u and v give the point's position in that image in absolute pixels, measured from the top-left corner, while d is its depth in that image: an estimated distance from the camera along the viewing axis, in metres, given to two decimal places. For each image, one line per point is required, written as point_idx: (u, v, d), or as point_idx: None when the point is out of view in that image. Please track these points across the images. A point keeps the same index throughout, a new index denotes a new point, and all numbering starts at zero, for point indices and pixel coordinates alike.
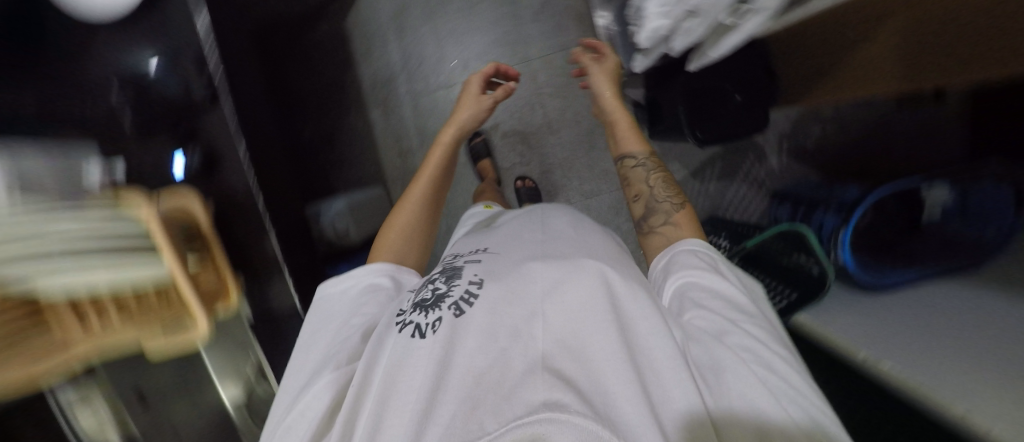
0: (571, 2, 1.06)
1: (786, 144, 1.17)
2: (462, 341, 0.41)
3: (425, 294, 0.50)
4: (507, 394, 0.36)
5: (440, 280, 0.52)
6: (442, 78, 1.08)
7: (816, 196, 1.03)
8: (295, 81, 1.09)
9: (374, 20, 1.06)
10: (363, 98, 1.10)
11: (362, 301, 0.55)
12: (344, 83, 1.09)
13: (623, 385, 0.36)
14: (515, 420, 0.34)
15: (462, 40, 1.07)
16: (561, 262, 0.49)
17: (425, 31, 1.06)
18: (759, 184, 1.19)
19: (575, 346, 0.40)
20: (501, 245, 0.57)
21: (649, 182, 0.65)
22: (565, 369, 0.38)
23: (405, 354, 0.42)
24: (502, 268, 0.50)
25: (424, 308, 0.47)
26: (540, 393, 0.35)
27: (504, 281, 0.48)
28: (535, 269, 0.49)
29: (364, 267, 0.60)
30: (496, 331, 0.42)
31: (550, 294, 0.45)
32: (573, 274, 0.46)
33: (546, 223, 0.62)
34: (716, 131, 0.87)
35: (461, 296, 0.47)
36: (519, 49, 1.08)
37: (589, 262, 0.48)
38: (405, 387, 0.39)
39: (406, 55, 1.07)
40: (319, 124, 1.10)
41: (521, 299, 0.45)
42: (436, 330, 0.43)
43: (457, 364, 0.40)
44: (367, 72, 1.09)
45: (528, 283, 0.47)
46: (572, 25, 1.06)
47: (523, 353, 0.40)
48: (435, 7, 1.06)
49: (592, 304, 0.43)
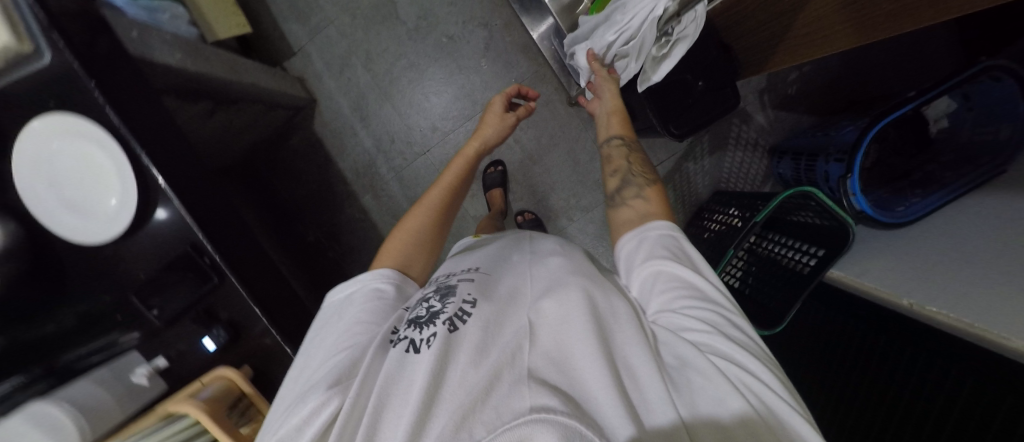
0: (514, 36, 1.05)
1: (768, 97, 1.13)
2: (454, 360, 0.41)
3: (420, 311, 0.50)
4: (496, 407, 0.34)
5: (434, 298, 0.52)
6: (416, 147, 1.10)
7: (815, 143, 0.99)
8: (284, 195, 1.14)
9: (338, 116, 1.10)
10: (350, 190, 1.14)
11: (360, 308, 0.54)
12: (327, 182, 1.13)
13: (606, 384, 0.35)
14: (507, 427, 0.32)
15: (422, 106, 1.09)
16: (555, 286, 0.49)
17: (386, 110, 1.09)
18: (752, 145, 1.16)
19: (562, 358, 0.40)
20: (494, 265, 0.58)
21: (626, 161, 0.63)
22: (550, 379, 0.37)
23: (398, 372, 0.42)
24: (494, 289, 0.52)
25: (418, 325, 0.47)
26: (529, 399, 0.34)
27: (496, 303, 0.48)
28: (523, 295, 0.50)
29: (368, 272, 0.59)
30: (491, 348, 0.42)
31: (536, 311, 0.46)
32: (563, 288, 0.47)
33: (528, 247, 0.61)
34: (685, 120, 0.86)
35: (455, 314, 0.47)
36: (478, 94, 1.08)
37: (575, 279, 0.49)
38: (396, 408, 0.39)
39: (378, 138, 1.11)
40: (320, 226, 1.15)
41: (510, 322, 0.46)
42: (430, 344, 0.43)
43: (448, 381, 0.39)
44: (347, 165, 1.12)
45: (513, 308, 0.48)
46: (521, 57, 1.06)
47: (510, 368, 0.39)
48: (388, 86, 1.08)
49: (577, 314, 0.43)
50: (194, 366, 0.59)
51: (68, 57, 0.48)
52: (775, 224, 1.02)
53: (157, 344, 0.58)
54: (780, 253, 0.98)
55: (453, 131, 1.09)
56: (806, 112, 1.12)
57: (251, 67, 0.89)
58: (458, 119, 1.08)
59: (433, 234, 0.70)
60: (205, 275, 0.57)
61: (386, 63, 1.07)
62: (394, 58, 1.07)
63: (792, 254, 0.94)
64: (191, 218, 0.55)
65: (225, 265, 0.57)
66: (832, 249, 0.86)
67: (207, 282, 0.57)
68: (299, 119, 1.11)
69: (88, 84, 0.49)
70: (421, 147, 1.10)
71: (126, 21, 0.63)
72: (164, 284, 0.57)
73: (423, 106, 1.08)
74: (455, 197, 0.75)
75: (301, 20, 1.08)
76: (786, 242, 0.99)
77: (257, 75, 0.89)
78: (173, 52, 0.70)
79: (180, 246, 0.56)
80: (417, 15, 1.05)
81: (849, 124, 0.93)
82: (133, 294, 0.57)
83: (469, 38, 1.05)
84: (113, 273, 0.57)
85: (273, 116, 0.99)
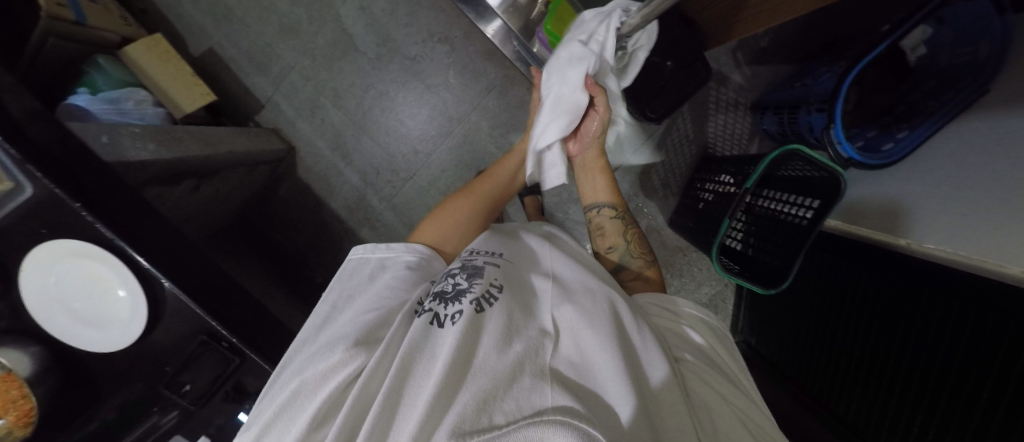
0: (475, 42, 1.02)
1: (742, 55, 1.12)
2: (480, 343, 0.41)
3: (445, 286, 0.49)
4: (517, 397, 0.35)
5: (460, 274, 0.51)
6: (401, 173, 1.11)
7: (794, 95, 0.97)
8: (284, 244, 1.16)
9: (320, 158, 1.11)
10: (346, 227, 1.14)
11: (399, 275, 0.53)
12: (323, 224, 1.14)
13: (621, 386, 0.37)
14: (527, 419, 0.33)
15: (398, 132, 1.08)
16: (580, 287, 0.50)
17: (366, 143, 1.09)
18: (733, 105, 1.15)
19: (583, 363, 0.41)
20: (510, 249, 0.59)
21: (625, 238, 0.68)
22: (566, 372, 0.40)
23: (426, 343, 0.41)
24: (517, 279, 0.52)
25: (444, 300, 0.47)
26: (547, 397, 0.35)
27: (527, 293, 0.50)
28: (547, 281, 0.52)
29: (403, 243, 0.57)
30: (519, 336, 0.42)
31: (564, 299, 0.48)
32: (587, 292, 0.49)
33: (542, 244, 0.61)
34: (658, 102, 0.85)
35: (483, 297, 0.47)
36: (451, 109, 1.06)
37: (602, 286, 0.50)
38: (418, 376, 0.38)
39: (361, 173, 1.11)
40: (326, 267, 1.16)
41: (537, 314, 0.47)
42: (455, 321, 0.43)
43: (474, 360, 0.39)
44: (339, 204, 1.13)
45: (539, 301, 0.49)
46: (486, 63, 1.03)
47: (534, 363, 0.40)
48: (362, 119, 1.08)
49: (601, 312, 0.45)
50: (233, 437, 0.62)
51: (48, 185, 0.51)
52: (767, 181, 0.97)
53: (195, 425, 0.61)
54: (777, 209, 0.93)
55: (435, 150, 1.09)
56: (782, 63, 1.10)
57: (222, 133, 0.89)
58: (438, 137, 1.08)
59: (478, 221, 0.68)
60: (223, 352, 0.59)
61: (356, 98, 1.07)
62: (362, 91, 1.06)
63: (789, 209, 0.90)
64: (198, 306, 0.57)
65: (242, 342, 0.60)
66: (825, 198, 0.81)
67: (231, 361, 0.60)
68: (282, 169, 1.12)
69: (74, 205, 0.52)
70: (406, 172, 1.10)
71: (90, 127, 0.65)
72: (189, 367, 0.59)
73: (401, 132, 1.08)
74: (503, 186, 0.73)
75: (262, 72, 1.08)
76: (779, 197, 0.94)
77: (230, 139, 0.89)
78: (146, 145, 0.71)
79: (197, 334, 0.59)
80: (375, 44, 1.04)
81: (827, 71, 0.91)
82: (161, 386, 0.59)
83: (431, 56, 1.03)
84: (136, 370, 0.59)
85: (255, 174, 1.00)
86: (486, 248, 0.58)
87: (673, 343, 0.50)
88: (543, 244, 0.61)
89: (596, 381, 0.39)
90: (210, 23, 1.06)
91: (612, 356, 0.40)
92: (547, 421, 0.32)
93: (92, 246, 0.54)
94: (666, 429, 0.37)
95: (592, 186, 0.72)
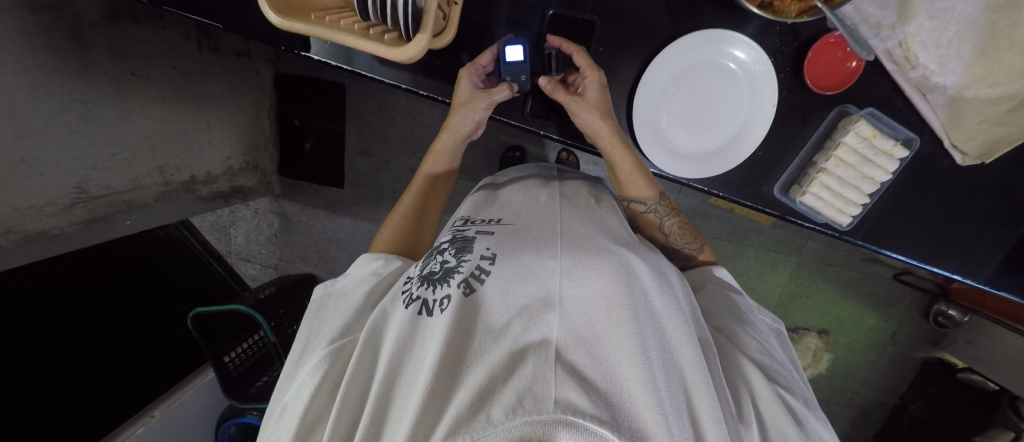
0: None
1: None
2: (456, 325, 0.34)
3: (432, 266, 0.42)
4: (512, 385, 0.28)
5: (446, 251, 0.44)
6: None
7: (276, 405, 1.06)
8: None
9: None
10: None
11: (358, 289, 0.46)
12: None
13: (633, 367, 0.28)
14: (522, 411, 0.25)
15: None
16: (584, 245, 0.39)
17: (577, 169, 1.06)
18: None
19: (579, 336, 0.31)
20: (518, 214, 0.47)
21: (652, 237, 0.54)
22: (575, 360, 0.29)
23: (410, 329, 0.36)
24: (522, 239, 0.41)
25: (432, 282, 0.40)
26: (555, 381, 0.27)
27: (525, 255, 0.39)
28: (545, 245, 0.39)
29: (358, 261, 0.51)
30: (513, 314, 0.34)
31: (574, 271, 0.36)
32: (597, 252, 0.37)
33: (570, 205, 0.48)
34: None
35: (473, 273, 0.39)
36: None
37: (616, 249, 0.38)
38: (405, 373, 0.34)
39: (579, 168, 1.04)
40: None
41: (525, 277, 0.36)
42: (443, 306, 0.36)
43: (457, 352, 0.33)
44: None
45: (544, 254, 0.38)
46: None
47: (534, 348, 0.30)
48: None
49: (612, 292, 0.33)
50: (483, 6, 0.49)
51: (766, 202, 0.50)
52: (258, 360, 1.02)
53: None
54: (240, 349, 0.97)
55: None
56: None
57: None
58: None
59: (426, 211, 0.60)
60: (522, 118, 0.53)
61: None
62: None
63: (239, 350, 0.97)
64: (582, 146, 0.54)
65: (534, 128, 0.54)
66: (253, 366, 1.01)
67: (525, 113, 0.53)
68: None
69: (738, 197, 0.51)
70: (528, 159, 1.01)
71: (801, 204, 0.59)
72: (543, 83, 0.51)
73: None
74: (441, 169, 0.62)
75: (732, 213, 0.96)
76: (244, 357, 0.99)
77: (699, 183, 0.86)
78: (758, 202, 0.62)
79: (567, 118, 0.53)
80: None
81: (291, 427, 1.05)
82: (595, 28, 0.48)
83: None
84: (658, 9, 0.46)
85: None
86: (486, 217, 0.49)
87: (724, 309, 0.46)
88: (575, 202, 0.48)
89: (589, 363, 0.29)
90: (802, 243, 0.97)
91: (634, 334, 0.30)
92: (556, 421, 0.24)
93: (716, 168, 0.48)
94: (682, 424, 0.28)
95: (619, 174, 0.51)
